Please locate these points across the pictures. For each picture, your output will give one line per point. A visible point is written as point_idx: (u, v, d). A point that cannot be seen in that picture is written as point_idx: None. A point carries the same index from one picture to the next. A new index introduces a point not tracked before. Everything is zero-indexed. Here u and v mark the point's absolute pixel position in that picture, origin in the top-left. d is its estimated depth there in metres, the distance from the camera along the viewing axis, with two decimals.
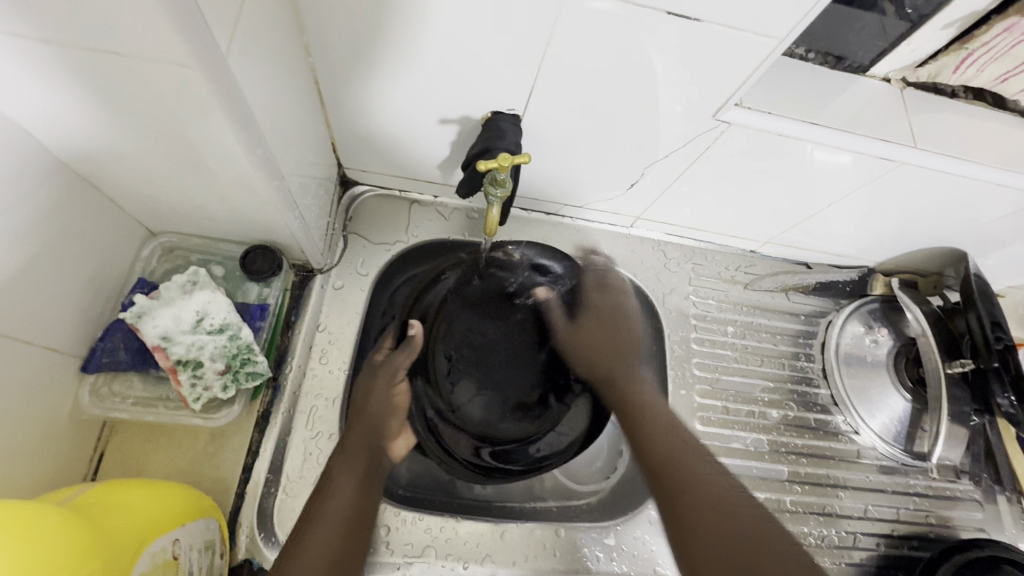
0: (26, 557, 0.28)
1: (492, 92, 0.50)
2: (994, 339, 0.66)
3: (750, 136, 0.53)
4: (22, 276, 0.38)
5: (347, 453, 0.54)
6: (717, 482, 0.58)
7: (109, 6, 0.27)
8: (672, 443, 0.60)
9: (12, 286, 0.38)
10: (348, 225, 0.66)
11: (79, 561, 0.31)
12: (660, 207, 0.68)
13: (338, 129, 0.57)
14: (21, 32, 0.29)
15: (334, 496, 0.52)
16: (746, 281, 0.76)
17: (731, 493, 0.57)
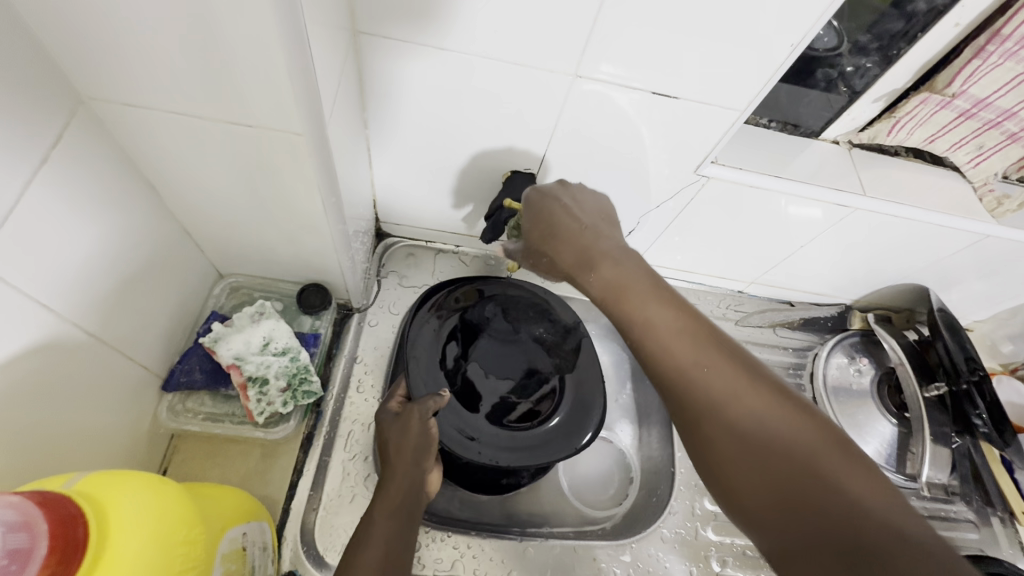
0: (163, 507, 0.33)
1: (512, 155, 0.61)
2: (968, 369, 0.72)
3: (727, 188, 0.63)
4: (131, 301, 0.46)
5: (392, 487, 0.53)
6: (710, 374, 0.37)
7: (252, 93, 0.36)
8: (724, 381, 0.36)
9: (124, 309, 0.46)
10: (382, 271, 0.75)
11: (195, 522, 0.35)
12: (655, 252, 0.78)
13: (377, 187, 0.67)
14: (184, 109, 0.38)
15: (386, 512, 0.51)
16: (736, 318, 0.85)
17: (748, 372, 0.37)
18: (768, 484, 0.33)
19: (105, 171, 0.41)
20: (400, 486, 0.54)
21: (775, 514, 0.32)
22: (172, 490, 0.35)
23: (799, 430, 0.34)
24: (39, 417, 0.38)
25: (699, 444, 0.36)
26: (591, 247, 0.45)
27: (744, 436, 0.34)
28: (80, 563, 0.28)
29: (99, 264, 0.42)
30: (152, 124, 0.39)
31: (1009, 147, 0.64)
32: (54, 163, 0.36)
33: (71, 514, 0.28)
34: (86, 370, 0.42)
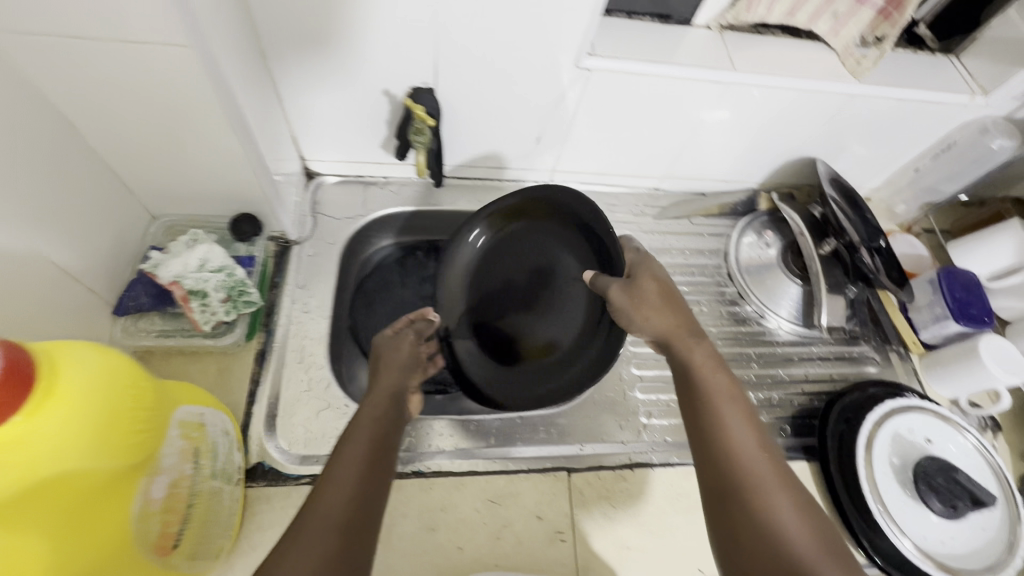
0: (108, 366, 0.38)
1: (408, 71, 0.66)
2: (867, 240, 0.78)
3: (610, 78, 0.69)
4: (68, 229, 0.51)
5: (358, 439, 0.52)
6: (739, 406, 0.53)
7: (126, 7, 0.41)
8: (728, 430, 0.51)
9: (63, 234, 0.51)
10: (315, 208, 0.80)
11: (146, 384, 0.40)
12: (568, 158, 0.84)
13: (293, 123, 0.72)
14: (71, 33, 0.42)
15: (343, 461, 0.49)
16: (654, 213, 0.92)
17: (737, 403, 0.53)
18: (759, 495, 0.47)
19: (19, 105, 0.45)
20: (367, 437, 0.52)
21: (759, 517, 0.45)
22: (119, 356, 0.39)
23: (785, 487, 0.47)
24: None
25: (697, 420, 0.53)
26: (704, 349, 0.58)
27: (731, 398, 0.53)
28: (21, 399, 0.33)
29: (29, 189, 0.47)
30: (48, 53, 0.44)
31: (859, 11, 0.70)
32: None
33: (15, 353, 0.33)
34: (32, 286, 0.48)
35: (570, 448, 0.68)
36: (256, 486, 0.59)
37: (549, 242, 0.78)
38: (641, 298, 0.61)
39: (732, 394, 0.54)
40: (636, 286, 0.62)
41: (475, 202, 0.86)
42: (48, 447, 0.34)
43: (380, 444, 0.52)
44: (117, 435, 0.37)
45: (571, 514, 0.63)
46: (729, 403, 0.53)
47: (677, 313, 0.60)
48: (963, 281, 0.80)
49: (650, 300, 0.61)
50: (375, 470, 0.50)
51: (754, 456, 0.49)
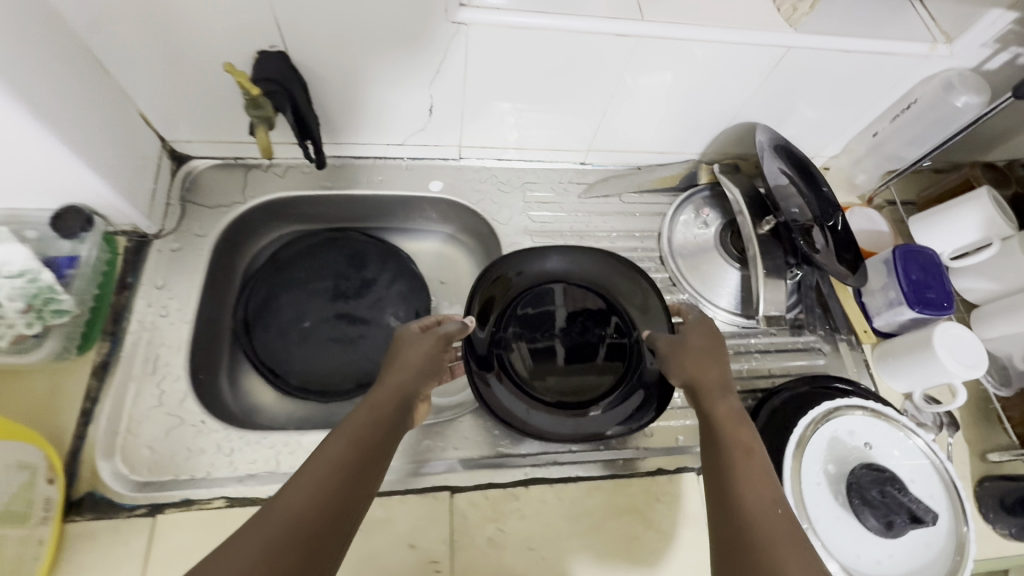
0: None
1: (248, 32, 0.56)
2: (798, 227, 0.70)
3: (493, 35, 0.58)
4: None
5: (344, 447, 0.45)
6: (762, 463, 0.47)
7: None
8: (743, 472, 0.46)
9: None
10: (184, 196, 0.71)
11: None
12: (472, 131, 0.74)
13: (137, 100, 0.62)
14: None
15: (315, 463, 0.43)
16: (579, 191, 0.82)
17: (764, 462, 0.47)
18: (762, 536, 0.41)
19: None
20: (348, 438, 0.46)
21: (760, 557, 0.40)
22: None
23: (800, 552, 0.40)
24: None
25: (717, 456, 0.48)
26: (733, 403, 0.52)
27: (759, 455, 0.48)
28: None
29: None
30: None
31: None
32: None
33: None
34: None
35: (457, 464, 0.60)
36: (81, 519, 0.52)
37: (562, 256, 0.69)
38: (685, 348, 0.57)
39: (759, 453, 0.48)
40: (684, 340, 0.58)
41: (373, 184, 0.77)
42: None
43: (367, 458, 0.45)
44: None
45: (451, 541, 0.55)
46: (756, 461, 0.47)
47: (718, 360, 0.56)
48: (922, 261, 0.70)
49: (697, 344, 0.57)
50: (347, 477, 0.43)
51: (781, 517, 0.42)
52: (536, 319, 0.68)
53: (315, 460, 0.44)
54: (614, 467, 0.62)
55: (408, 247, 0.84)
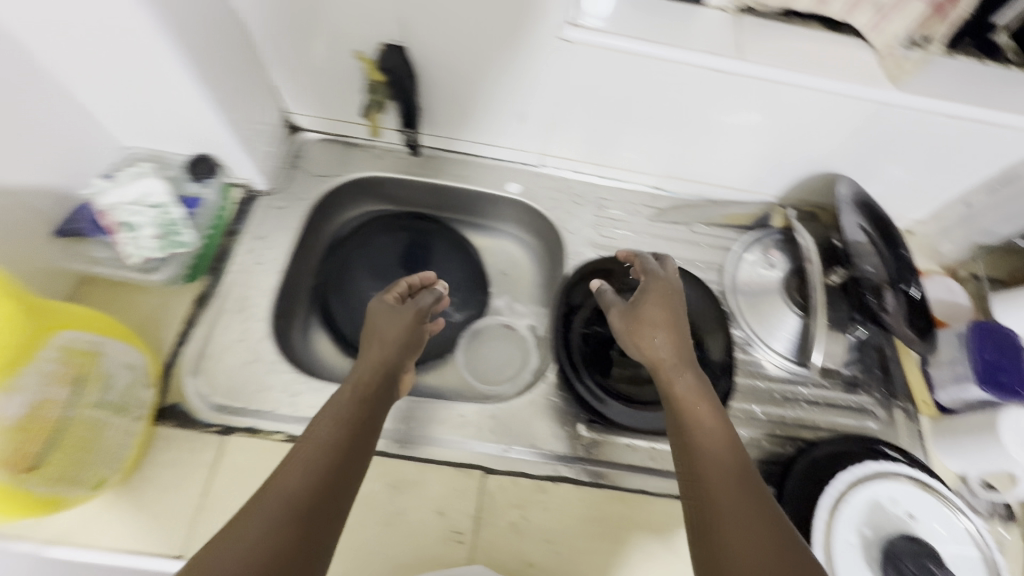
0: None
1: (379, 25, 0.62)
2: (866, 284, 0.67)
3: (597, 55, 0.62)
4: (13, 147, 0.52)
5: (343, 425, 0.49)
6: (740, 461, 0.47)
7: None
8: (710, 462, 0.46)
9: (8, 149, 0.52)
10: (293, 162, 0.79)
11: None
12: (558, 142, 0.78)
13: (271, 72, 0.70)
14: None
15: (306, 443, 0.47)
16: (650, 214, 0.84)
17: (740, 459, 0.47)
18: (731, 521, 0.42)
19: None
20: (333, 416, 0.50)
21: (734, 540, 0.41)
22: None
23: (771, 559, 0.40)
24: None
25: (689, 454, 0.48)
26: (699, 387, 0.52)
27: (722, 450, 0.47)
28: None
29: None
30: None
31: (905, 4, 0.60)
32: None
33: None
34: None
35: (493, 447, 0.64)
36: (164, 424, 0.59)
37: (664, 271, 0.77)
38: (638, 320, 0.58)
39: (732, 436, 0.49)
40: (637, 310, 0.58)
41: (456, 178, 0.83)
42: None
43: (348, 430, 0.49)
44: None
45: (476, 517, 0.58)
46: (727, 458, 0.46)
47: (673, 332, 0.56)
48: (999, 341, 0.67)
49: (650, 317, 0.57)
50: (341, 455, 0.46)
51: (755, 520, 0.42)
52: (622, 317, 0.75)
53: (310, 437, 0.48)
54: (642, 483, 0.63)
55: (476, 242, 0.90)
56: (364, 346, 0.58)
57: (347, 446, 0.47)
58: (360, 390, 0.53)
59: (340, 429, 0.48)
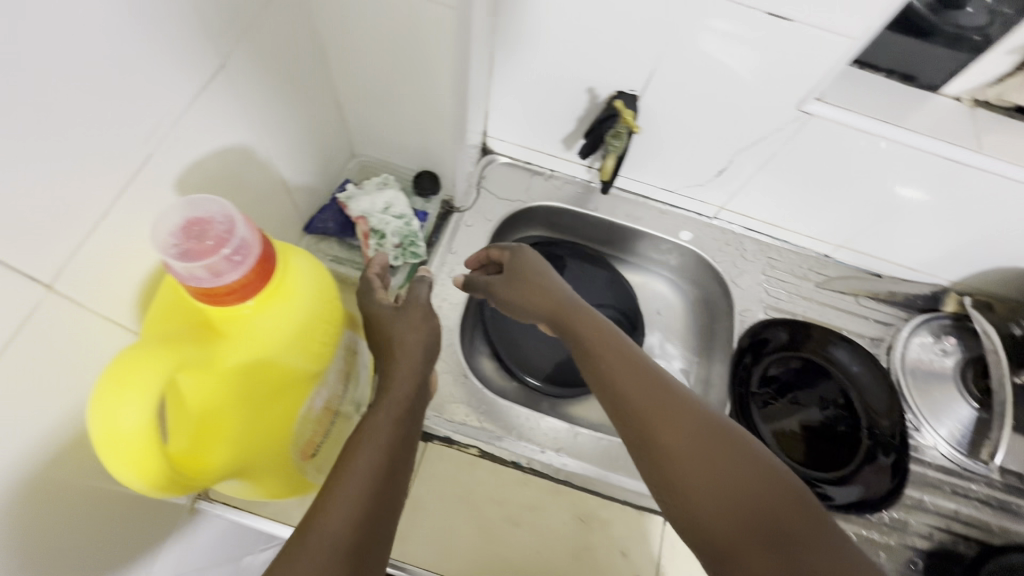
0: (303, 313, 0.39)
1: (619, 73, 0.65)
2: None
3: (830, 129, 0.64)
4: (303, 142, 0.59)
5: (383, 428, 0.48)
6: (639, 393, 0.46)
7: None
8: (630, 376, 0.47)
9: (300, 144, 0.58)
10: (482, 182, 0.83)
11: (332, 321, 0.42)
12: (743, 199, 0.80)
13: (493, 101, 0.74)
14: None
15: (353, 456, 0.45)
16: (817, 280, 0.84)
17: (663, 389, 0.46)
18: (669, 443, 0.42)
19: (306, 34, 0.53)
20: (382, 439, 0.47)
21: (685, 457, 0.41)
22: (326, 278, 0.41)
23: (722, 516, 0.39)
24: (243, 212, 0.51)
25: (614, 378, 0.48)
26: (565, 316, 0.54)
27: (608, 373, 0.48)
28: (256, 286, 0.35)
29: (292, 103, 0.54)
30: None
31: None
32: (275, 10, 0.46)
33: (261, 239, 0.35)
34: (272, 180, 0.55)
35: None
36: None
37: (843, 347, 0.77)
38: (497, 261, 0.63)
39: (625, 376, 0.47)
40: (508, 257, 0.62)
41: (630, 218, 0.85)
42: (263, 337, 0.37)
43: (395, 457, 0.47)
44: (311, 341, 0.40)
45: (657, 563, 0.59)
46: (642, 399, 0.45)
47: (534, 280, 0.58)
48: None
49: (513, 266, 0.60)
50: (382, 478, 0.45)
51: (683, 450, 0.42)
52: (792, 383, 0.76)
53: (358, 450, 0.46)
54: None
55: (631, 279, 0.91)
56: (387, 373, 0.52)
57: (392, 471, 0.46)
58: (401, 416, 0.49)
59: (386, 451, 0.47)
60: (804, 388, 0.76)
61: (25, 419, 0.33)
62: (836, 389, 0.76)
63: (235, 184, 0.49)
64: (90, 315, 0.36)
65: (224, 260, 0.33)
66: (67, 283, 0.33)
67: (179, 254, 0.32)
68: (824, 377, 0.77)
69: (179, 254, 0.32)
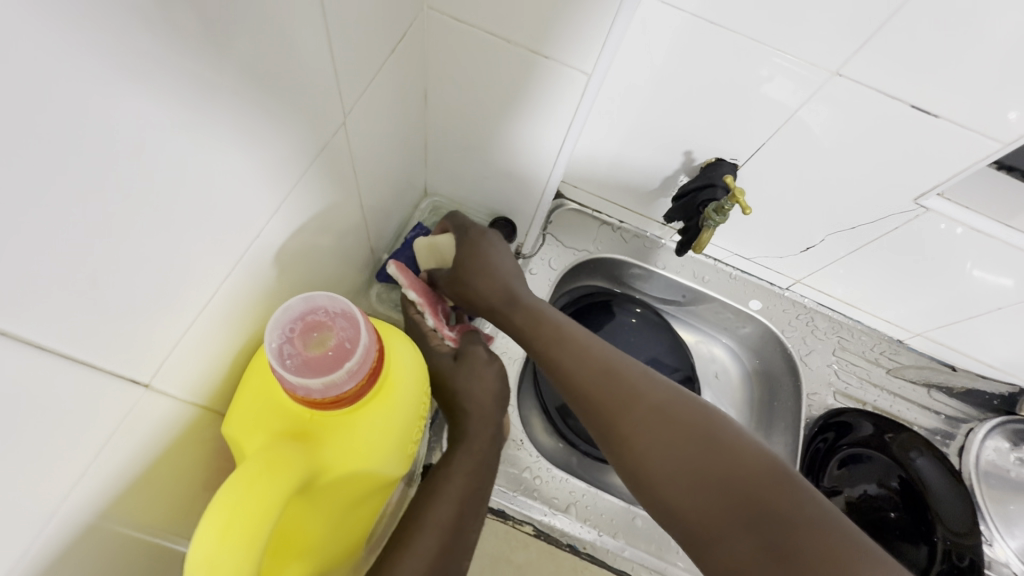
0: (399, 413, 0.34)
1: (724, 142, 0.61)
2: None
3: (944, 225, 0.60)
4: (388, 183, 0.55)
5: (456, 479, 0.45)
6: (599, 390, 0.46)
7: (571, 22, 0.41)
8: (586, 366, 0.48)
9: (385, 187, 0.54)
10: (548, 227, 0.79)
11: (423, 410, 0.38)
12: (824, 277, 0.76)
13: (578, 149, 0.70)
14: (499, 33, 0.44)
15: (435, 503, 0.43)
16: (889, 366, 0.79)
17: (614, 380, 0.46)
18: (642, 439, 0.43)
19: (412, 77, 0.49)
20: (463, 485, 0.45)
21: (651, 447, 0.42)
22: (424, 368, 0.38)
23: (700, 497, 0.39)
24: (328, 261, 0.48)
25: (578, 377, 0.48)
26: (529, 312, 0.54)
27: (577, 376, 0.48)
28: (368, 388, 0.32)
29: (387, 147, 0.50)
30: (444, 38, 0.47)
31: None
32: (393, 60, 0.44)
33: (377, 342, 0.34)
34: (355, 229, 0.51)
35: None
36: None
37: (931, 460, 0.70)
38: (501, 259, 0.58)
39: (591, 369, 0.47)
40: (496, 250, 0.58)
41: (698, 280, 0.81)
42: (362, 443, 0.32)
43: (468, 506, 0.44)
44: (409, 442, 0.35)
45: None
46: (602, 392, 0.46)
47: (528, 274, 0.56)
48: None
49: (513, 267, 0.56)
50: (458, 529, 0.43)
51: (649, 442, 0.42)
52: (858, 479, 0.71)
53: (434, 497, 0.43)
54: None
55: (686, 339, 0.87)
56: (462, 430, 0.48)
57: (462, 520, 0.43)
58: (473, 473, 0.45)
59: (457, 511, 0.43)
60: (872, 486, 0.70)
61: (101, 530, 0.29)
62: (909, 497, 0.69)
63: (326, 235, 0.45)
64: (178, 401, 0.32)
65: (342, 374, 0.31)
66: (163, 379, 0.30)
67: (297, 365, 0.31)
68: (897, 481, 0.70)
69: (298, 366, 0.31)
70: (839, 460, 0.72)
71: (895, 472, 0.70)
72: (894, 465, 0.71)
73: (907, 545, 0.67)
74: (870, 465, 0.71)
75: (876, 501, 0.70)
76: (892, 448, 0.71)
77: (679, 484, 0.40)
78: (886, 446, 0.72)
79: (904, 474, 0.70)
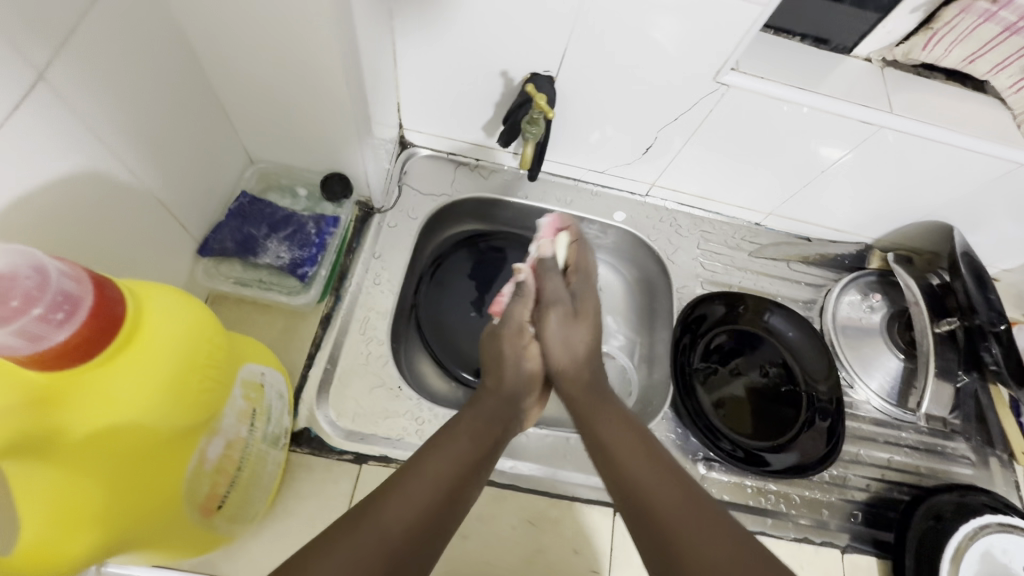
0: (157, 366, 0.35)
1: (531, 56, 0.62)
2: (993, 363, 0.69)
3: (748, 98, 0.62)
4: (171, 146, 0.51)
5: (412, 490, 0.44)
6: (637, 443, 0.51)
7: None
8: (625, 418, 0.54)
9: (168, 150, 0.51)
10: (403, 178, 0.78)
11: (206, 362, 0.39)
12: (672, 176, 0.78)
13: (405, 91, 0.69)
14: None
15: (383, 514, 0.41)
16: (750, 249, 0.84)
17: (650, 439, 0.52)
18: (659, 478, 0.47)
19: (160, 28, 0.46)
20: (430, 476, 0.46)
21: (667, 488, 0.46)
22: (192, 313, 0.38)
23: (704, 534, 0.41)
24: (111, 235, 0.46)
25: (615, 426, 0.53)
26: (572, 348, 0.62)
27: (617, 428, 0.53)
28: (93, 333, 0.32)
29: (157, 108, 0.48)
30: None
31: None
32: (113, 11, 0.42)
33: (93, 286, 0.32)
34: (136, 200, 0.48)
35: None
36: (299, 451, 0.57)
37: (786, 321, 0.77)
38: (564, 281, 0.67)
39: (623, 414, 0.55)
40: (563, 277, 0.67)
41: (562, 202, 0.82)
42: (108, 400, 0.33)
43: (431, 510, 0.44)
44: (179, 388, 0.36)
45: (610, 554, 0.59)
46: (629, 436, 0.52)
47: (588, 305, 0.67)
48: None
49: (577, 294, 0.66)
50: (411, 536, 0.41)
51: (669, 484, 0.46)
52: (725, 355, 0.77)
53: (387, 512, 0.41)
54: (764, 524, 0.65)
55: None
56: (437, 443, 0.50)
57: (425, 543, 0.42)
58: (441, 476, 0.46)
59: (404, 524, 0.41)
60: (740, 358, 0.77)
61: None
62: (773, 359, 0.76)
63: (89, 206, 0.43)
64: None
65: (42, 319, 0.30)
66: None
67: None
68: (759, 347, 0.77)
69: None
70: (707, 344, 0.77)
71: (757, 340, 0.77)
72: (754, 333, 0.78)
73: (776, 398, 0.74)
74: (735, 340, 0.77)
75: (745, 369, 0.76)
76: (751, 318, 0.78)
77: (683, 516, 0.43)
78: (747, 319, 0.78)
79: (762, 340, 0.77)
